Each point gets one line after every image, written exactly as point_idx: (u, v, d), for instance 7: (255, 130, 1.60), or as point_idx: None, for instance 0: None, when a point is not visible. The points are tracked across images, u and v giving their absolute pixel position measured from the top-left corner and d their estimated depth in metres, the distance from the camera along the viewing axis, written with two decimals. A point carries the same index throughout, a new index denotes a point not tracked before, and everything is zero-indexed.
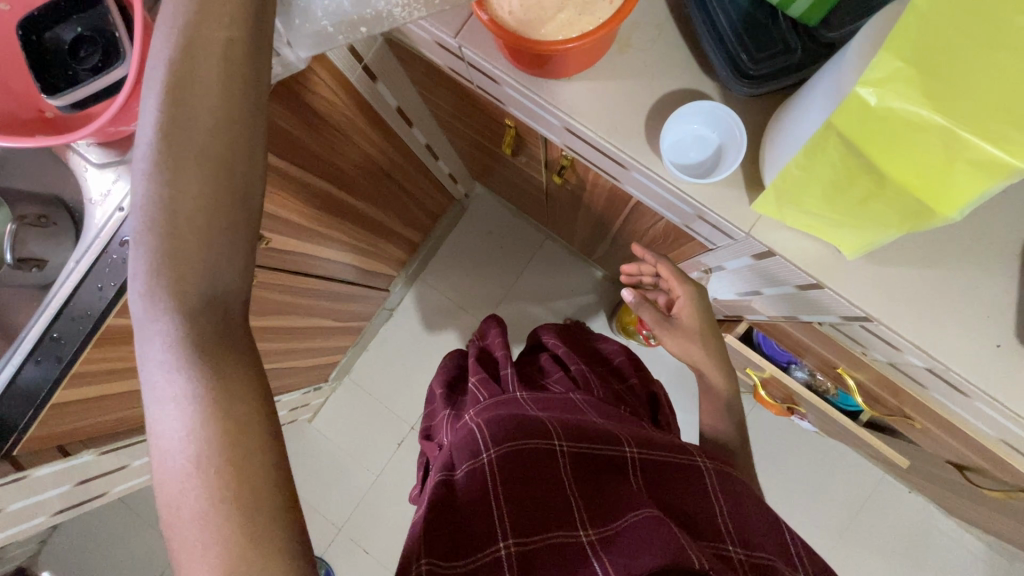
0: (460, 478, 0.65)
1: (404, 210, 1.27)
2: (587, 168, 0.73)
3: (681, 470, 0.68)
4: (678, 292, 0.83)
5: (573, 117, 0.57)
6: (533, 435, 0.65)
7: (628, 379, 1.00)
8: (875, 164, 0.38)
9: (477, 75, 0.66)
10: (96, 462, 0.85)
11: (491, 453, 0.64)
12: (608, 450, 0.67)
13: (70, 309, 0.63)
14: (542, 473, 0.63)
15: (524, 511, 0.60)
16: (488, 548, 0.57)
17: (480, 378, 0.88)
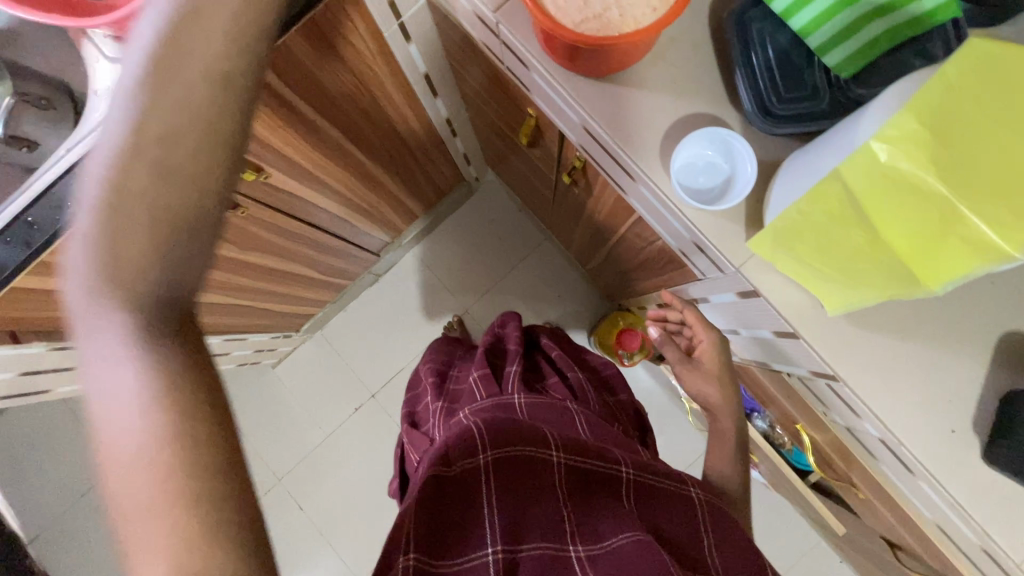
0: (454, 470, 0.62)
1: (411, 178, 1.26)
2: (597, 173, 0.73)
3: (672, 495, 0.68)
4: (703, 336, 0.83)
5: (600, 118, 0.57)
6: (530, 443, 0.65)
7: (619, 395, 1.00)
8: (858, 217, 0.39)
9: (509, 56, 0.65)
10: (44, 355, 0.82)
11: (487, 457, 0.63)
12: (604, 468, 0.67)
13: (49, 196, 0.63)
14: (535, 482, 0.63)
15: (515, 517, 0.60)
16: (477, 552, 0.57)
17: (483, 379, 0.90)
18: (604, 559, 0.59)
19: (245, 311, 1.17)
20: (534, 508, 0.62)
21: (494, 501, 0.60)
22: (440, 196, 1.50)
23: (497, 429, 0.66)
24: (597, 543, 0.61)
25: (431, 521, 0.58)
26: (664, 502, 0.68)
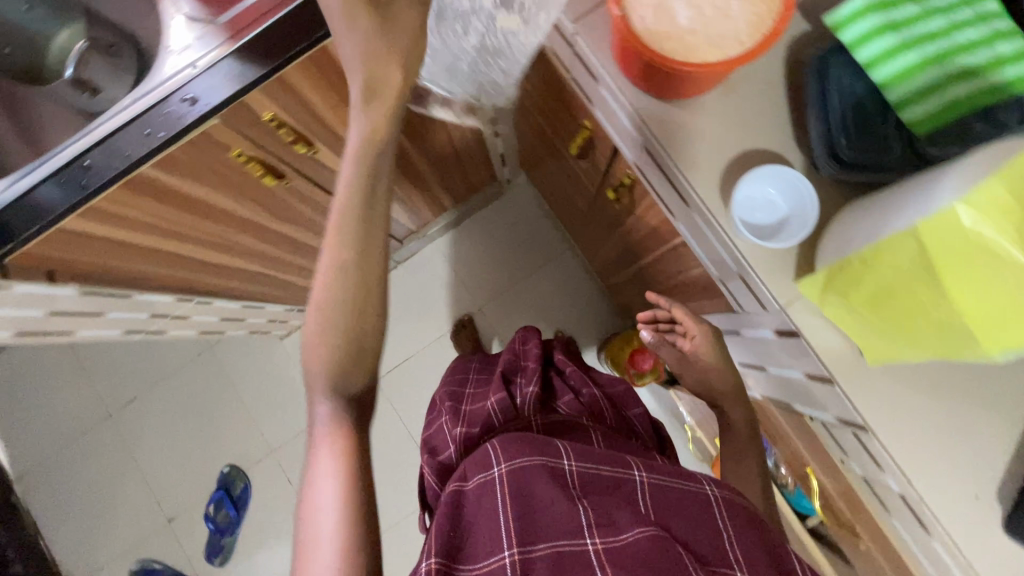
0: (470, 489, 0.68)
1: (447, 172, 1.26)
2: (645, 193, 0.74)
3: (693, 498, 0.68)
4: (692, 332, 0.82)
5: (663, 139, 0.58)
6: (542, 453, 0.68)
7: (637, 409, 1.00)
8: (889, 283, 0.43)
9: (579, 68, 0.66)
10: (78, 299, 0.80)
11: (502, 468, 0.67)
12: (616, 472, 0.69)
13: (110, 143, 0.64)
14: (546, 486, 0.65)
15: (530, 521, 0.63)
16: (496, 555, 0.61)
17: (501, 402, 0.92)
18: (624, 553, 0.60)
19: (268, 281, 1.18)
20: (548, 510, 0.64)
21: (509, 508, 0.63)
22: (471, 192, 1.50)
23: (511, 443, 0.70)
24: (617, 536, 0.61)
25: (455, 529, 0.66)
26: (684, 504, 0.67)
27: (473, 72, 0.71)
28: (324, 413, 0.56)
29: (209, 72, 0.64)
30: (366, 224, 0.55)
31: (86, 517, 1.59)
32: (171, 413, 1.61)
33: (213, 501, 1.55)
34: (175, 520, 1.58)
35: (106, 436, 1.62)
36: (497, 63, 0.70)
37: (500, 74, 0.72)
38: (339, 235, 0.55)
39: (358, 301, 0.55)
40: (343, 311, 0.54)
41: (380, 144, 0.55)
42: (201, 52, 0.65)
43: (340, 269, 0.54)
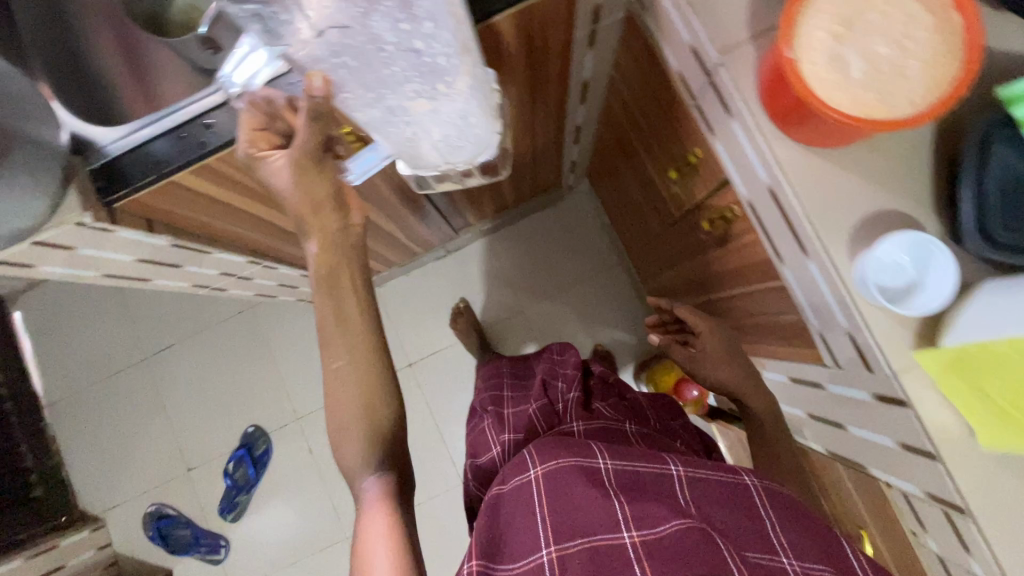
0: (508, 490, 0.70)
1: (519, 171, 1.26)
2: (747, 230, 0.73)
3: (730, 491, 0.70)
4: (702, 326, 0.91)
5: (791, 183, 0.57)
6: (576, 454, 0.69)
7: (678, 418, 1.02)
8: None
9: (708, 97, 0.65)
10: (166, 250, 0.81)
11: (537, 471, 0.69)
12: (652, 468, 0.70)
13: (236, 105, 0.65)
14: (581, 487, 0.66)
15: (566, 519, 0.64)
16: (534, 554, 0.63)
17: (541, 408, 0.95)
18: (663, 543, 0.61)
19: None
20: (581, 506, 0.65)
21: (547, 510, 0.65)
22: (533, 193, 1.50)
23: (545, 447, 0.72)
24: (653, 528, 0.62)
25: (493, 534, 0.68)
26: (720, 495, 0.69)
27: (446, 148, 0.60)
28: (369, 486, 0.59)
29: None
30: (340, 324, 0.59)
31: (109, 453, 1.62)
32: (205, 365, 1.63)
33: (234, 458, 1.57)
34: (193, 470, 1.60)
35: (139, 378, 1.64)
36: (461, 137, 0.59)
37: (475, 132, 0.59)
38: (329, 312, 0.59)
39: (365, 390, 0.59)
40: (360, 397, 0.58)
41: (324, 248, 0.60)
42: None
43: (338, 376, 0.58)
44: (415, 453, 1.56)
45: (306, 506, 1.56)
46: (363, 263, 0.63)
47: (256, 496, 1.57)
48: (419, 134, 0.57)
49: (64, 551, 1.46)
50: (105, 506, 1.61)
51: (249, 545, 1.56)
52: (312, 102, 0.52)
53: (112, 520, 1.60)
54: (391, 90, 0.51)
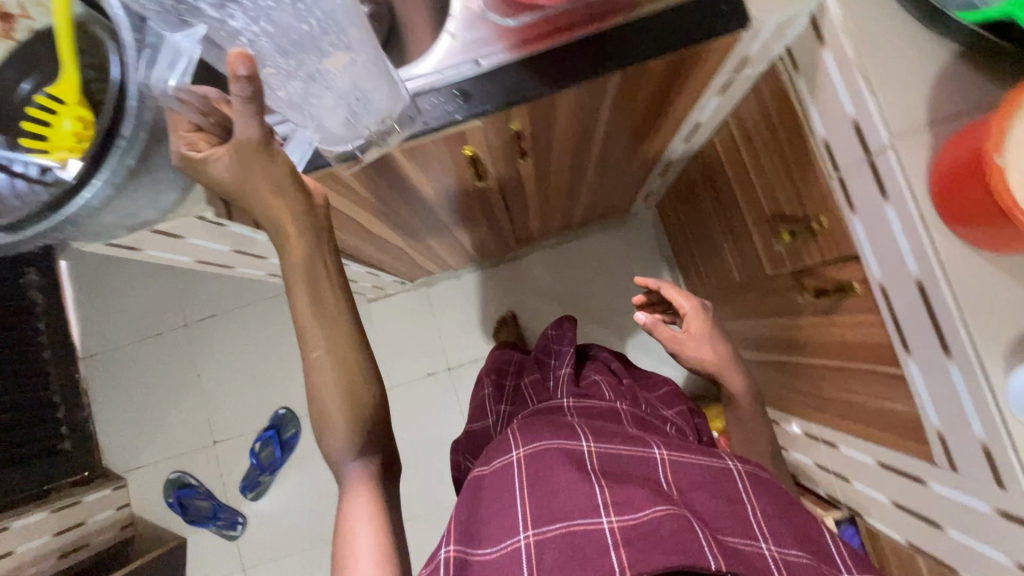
0: (496, 472, 0.73)
1: (597, 195, 1.23)
2: (868, 310, 0.70)
3: (711, 476, 0.73)
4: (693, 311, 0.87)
5: (949, 281, 0.55)
6: (562, 437, 0.75)
7: (674, 409, 1.03)
8: None
9: (860, 175, 0.63)
10: (261, 243, 0.79)
11: (519, 454, 0.73)
12: (634, 455, 0.74)
13: None
14: (566, 471, 0.69)
15: (548, 506, 0.66)
16: (515, 537, 0.64)
17: (535, 389, 1.06)
18: (640, 526, 0.63)
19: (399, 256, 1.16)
20: (564, 488, 0.67)
21: (528, 489, 0.68)
22: (600, 216, 1.47)
23: (534, 432, 0.76)
24: (632, 513, 0.64)
25: (473, 520, 0.68)
26: (704, 483, 0.72)
27: (350, 118, 0.60)
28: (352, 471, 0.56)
29: (489, 75, 0.62)
30: (316, 311, 0.51)
31: (138, 414, 1.62)
32: (244, 340, 1.62)
33: (262, 438, 1.56)
34: (220, 443, 1.60)
35: (177, 344, 1.63)
36: (364, 102, 0.58)
37: (376, 96, 0.57)
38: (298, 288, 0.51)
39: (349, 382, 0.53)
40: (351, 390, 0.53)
41: (300, 237, 0.50)
42: (482, 48, 0.62)
43: (317, 367, 0.51)
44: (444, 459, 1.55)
45: (327, 495, 1.56)
46: (336, 253, 0.53)
47: (279, 479, 1.57)
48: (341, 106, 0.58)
49: (86, 507, 1.46)
50: (128, 466, 1.61)
51: (266, 525, 1.56)
52: (236, 87, 0.42)
53: (134, 481, 1.60)
54: (311, 52, 0.53)
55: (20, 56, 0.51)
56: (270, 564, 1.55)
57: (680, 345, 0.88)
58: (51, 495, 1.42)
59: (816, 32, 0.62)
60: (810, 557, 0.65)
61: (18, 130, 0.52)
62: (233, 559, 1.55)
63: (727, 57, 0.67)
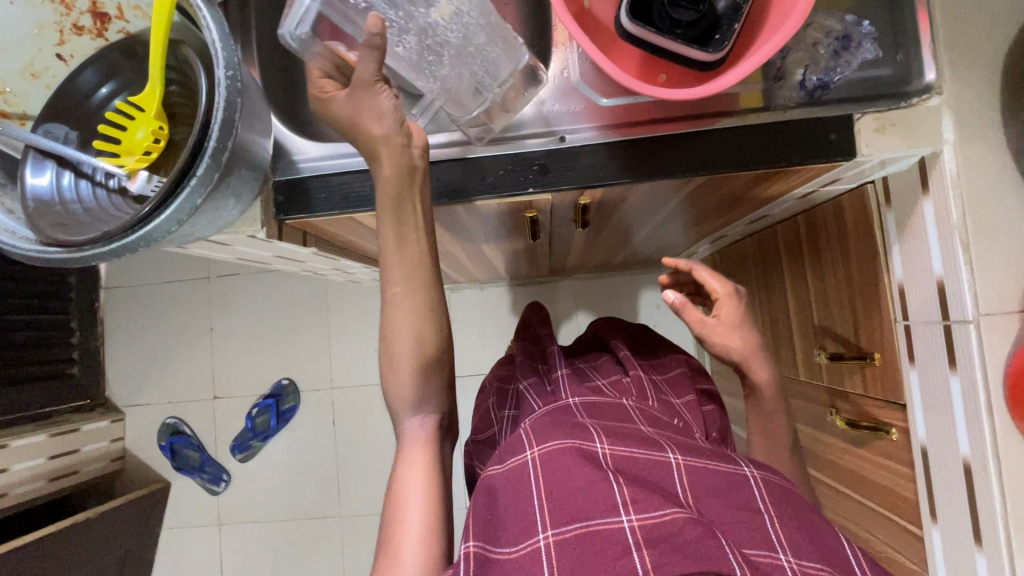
0: (499, 472, 0.59)
1: (639, 246, 1.19)
2: (897, 460, 0.68)
3: (733, 483, 0.57)
4: (725, 296, 0.67)
5: (999, 474, 0.54)
6: (574, 436, 0.60)
7: (683, 396, 0.82)
8: None
9: (927, 336, 0.60)
10: (303, 254, 0.77)
11: (535, 454, 0.59)
12: (646, 452, 0.59)
13: (443, 171, 0.61)
14: (576, 471, 0.56)
15: (562, 500, 0.54)
16: (528, 539, 0.52)
17: (534, 386, 0.82)
18: (665, 531, 0.51)
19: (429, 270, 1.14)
20: (573, 483, 0.55)
21: (544, 487, 0.56)
22: (638, 262, 1.42)
23: (544, 428, 0.62)
24: (650, 513, 0.52)
25: (487, 514, 0.57)
26: (722, 486, 0.57)
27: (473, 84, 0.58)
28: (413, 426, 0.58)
29: (573, 154, 0.60)
30: (404, 244, 0.54)
31: (147, 354, 1.64)
32: (262, 305, 1.62)
33: (260, 404, 1.57)
34: (219, 399, 1.62)
35: (197, 294, 1.65)
36: (485, 64, 0.58)
37: (493, 56, 0.57)
38: (391, 227, 0.53)
39: (424, 317, 0.55)
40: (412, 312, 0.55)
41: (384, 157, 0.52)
42: (572, 123, 0.60)
43: (395, 301, 0.55)
44: None
45: (314, 471, 1.58)
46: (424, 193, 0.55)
47: (269, 446, 1.59)
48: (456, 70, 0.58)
49: (81, 436, 1.49)
50: (129, 401, 1.64)
51: (250, 487, 1.59)
52: None
53: (132, 417, 1.63)
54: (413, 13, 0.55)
55: (101, 58, 0.49)
56: (247, 524, 1.59)
57: (702, 329, 0.67)
58: (52, 418, 1.46)
59: (921, 179, 0.58)
60: (833, 570, 0.50)
61: (90, 131, 0.51)
62: (213, 512, 1.59)
63: (822, 175, 0.63)
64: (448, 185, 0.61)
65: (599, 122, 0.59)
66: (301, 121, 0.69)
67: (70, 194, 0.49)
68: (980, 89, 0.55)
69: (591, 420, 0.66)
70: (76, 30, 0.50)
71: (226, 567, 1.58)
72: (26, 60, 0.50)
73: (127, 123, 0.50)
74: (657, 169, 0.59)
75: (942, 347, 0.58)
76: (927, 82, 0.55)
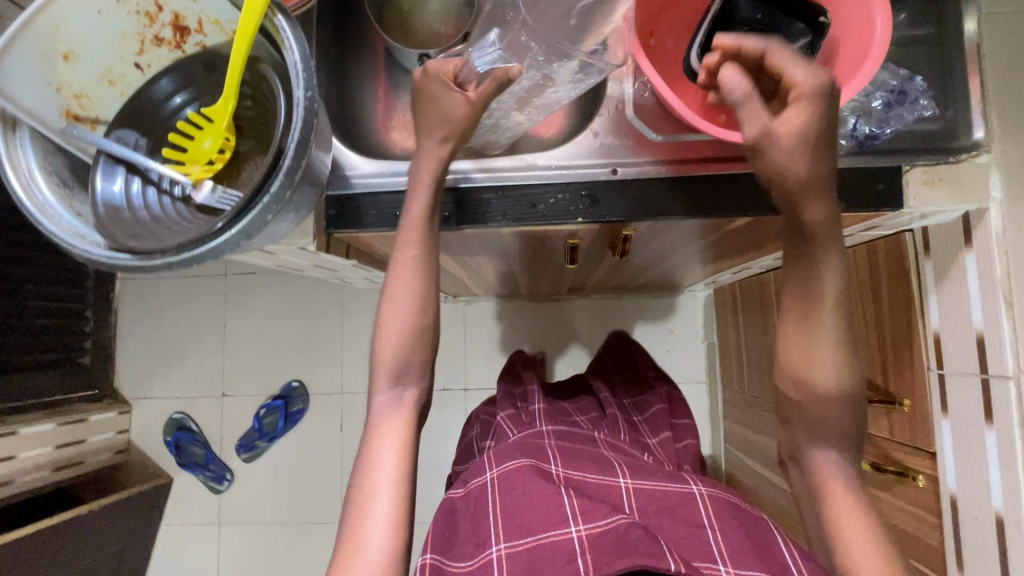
0: (462, 493, 0.68)
1: (663, 272, 1.20)
2: (925, 509, 0.68)
3: (676, 500, 0.66)
4: (801, 93, 0.47)
5: None
6: (531, 457, 0.69)
7: (658, 435, 0.94)
8: None
9: (964, 388, 0.61)
10: (341, 264, 0.78)
11: (493, 473, 0.68)
12: (603, 476, 0.69)
13: (494, 198, 0.62)
14: (533, 485, 0.63)
15: (514, 518, 0.61)
16: (483, 550, 0.59)
17: (512, 416, 0.91)
18: (606, 537, 0.56)
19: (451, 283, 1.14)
20: (527, 495, 0.62)
21: (499, 502, 0.63)
22: (656, 287, 1.43)
23: (505, 453, 0.71)
24: (597, 522, 0.58)
25: (446, 532, 0.65)
26: (667, 508, 0.65)
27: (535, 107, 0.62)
28: (385, 399, 0.61)
29: (618, 187, 0.61)
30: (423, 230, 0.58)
31: (159, 347, 1.64)
32: (277, 305, 1.62)
33: (269, 405, 1.57)
34: (228, 397, 1.62)
35: (213, 290, 1.65)
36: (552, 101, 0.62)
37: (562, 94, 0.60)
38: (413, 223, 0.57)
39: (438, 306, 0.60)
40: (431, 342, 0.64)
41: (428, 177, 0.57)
42: (622, 156, 0.61)
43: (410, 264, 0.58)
44: (438, 476, 1.55)
45: (318, 476, 1.58)
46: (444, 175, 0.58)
47: (274, 448, 1.58)
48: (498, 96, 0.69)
49: (89, 426, 1.49)
50: (137, 393, 1.63)
51: (253, 488, 1.58)
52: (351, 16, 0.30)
53: (138, 409, 1.63)
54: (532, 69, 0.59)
55: (179, 68, 0.52)
56: (247, 525, 1.57)
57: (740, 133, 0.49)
58: (62, 406, 1.45)
59: (965, 233, 0.59)
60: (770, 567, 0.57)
61: (159, 138, 0.53)
62: (212, 511, 1.58)
63: (864, 223, 0.64)
64: (494, 213, 0.62)
65: (649, 156, 0.60)
66: (353, 136, 0.70)
67: (138, 201, 0.50)
68: None
69: (554, 442, 0.76)
70: (157, 41, 0.50)
71: (222, 568, 1.56)
72: (104, 69, 0.50)
73: (196, 132, 0.51)
74: (689, 208, 0.60)
75: (983, 401, 0.58)
76: (976, 140, 0.57)
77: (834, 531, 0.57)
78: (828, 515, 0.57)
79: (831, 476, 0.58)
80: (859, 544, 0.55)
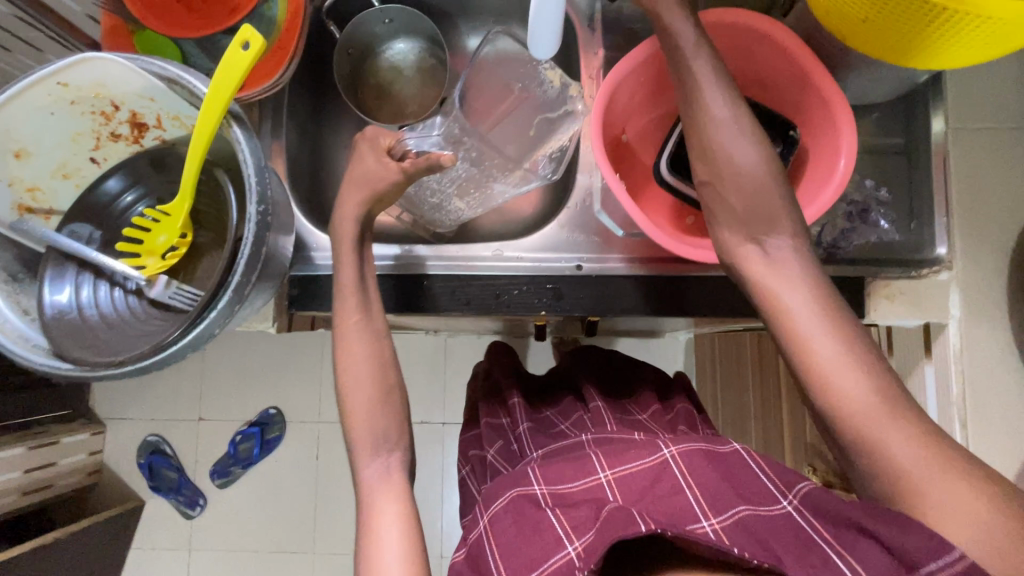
0: (462, 552, 0.54)
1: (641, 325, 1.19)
2: None
3: (652, 475, 0.52)
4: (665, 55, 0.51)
5: None
6: (515, 483, 0.55)
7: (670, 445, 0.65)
8: None
9: None
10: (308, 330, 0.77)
11: (485, 521, 0.54)
12: (575, 479, 0.54)
13: (464, 285, 0.61)
14: (528, 514, 0.51)
15: (515, 556, 0.49)
16: None
17: (501, 451, 0.69)
18: (594, 536, 0.46)
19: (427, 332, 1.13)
20: (524, 520, 0.51)
21: (495, 544, 0.51)
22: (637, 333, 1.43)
23: (492, 489, 0.57)
24: (584, 533, 0.48)
25: None
26: (655, 487, 0.51)
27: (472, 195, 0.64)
28: (374, 472, 0.53)
29: (579, 281, 0.61)
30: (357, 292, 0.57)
31: None
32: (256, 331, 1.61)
33: (244, 432, 1.56)
34: (204, 421, 1.60)
35: None
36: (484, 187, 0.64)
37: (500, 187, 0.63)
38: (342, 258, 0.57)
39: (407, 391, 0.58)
40: None
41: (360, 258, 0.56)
42: (581, 251, 0.61)
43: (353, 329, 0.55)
44: None
45: (293, 504, 1.57)
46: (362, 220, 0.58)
47: (249, 475, 1.57)
48: (454, 187, 0.64)
49: (61, 448, 1.45)
50: (112, 414, 1.62)
51: (226, 514, 1.57)
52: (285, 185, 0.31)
53: (112, 430, 1.61)
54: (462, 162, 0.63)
55: (129, 166, 0.53)
56: (219, 551, 1.56)
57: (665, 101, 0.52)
58: (32, 429, 1.40)
59: (925, 343, 0.59)
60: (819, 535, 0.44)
61: (114, 233, 0.53)
62: (184, 536, 1.57)
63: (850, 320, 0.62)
64: (464, 299, 0.61)
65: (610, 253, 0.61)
66: (322, 208, 0.70)
67: (90, 308, 0.50)
68: (989, 267, 0.56)
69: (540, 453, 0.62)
70: (113, 137, 0.51)
71: None
72: (58, 164, 0.50)
73: (151, 227, 0.51)
74: (653, 306, 0.60)
75: None
76: (938, 254, 0.57)
77: (894, 476, 0.41)
78: (908, 492, 0.40)
79: (859, 407, 0.42)
80: (922, 470, 0.40)
